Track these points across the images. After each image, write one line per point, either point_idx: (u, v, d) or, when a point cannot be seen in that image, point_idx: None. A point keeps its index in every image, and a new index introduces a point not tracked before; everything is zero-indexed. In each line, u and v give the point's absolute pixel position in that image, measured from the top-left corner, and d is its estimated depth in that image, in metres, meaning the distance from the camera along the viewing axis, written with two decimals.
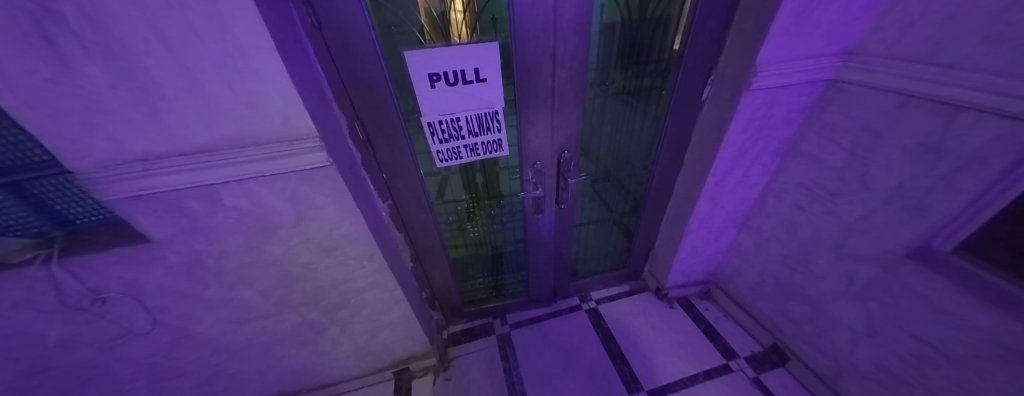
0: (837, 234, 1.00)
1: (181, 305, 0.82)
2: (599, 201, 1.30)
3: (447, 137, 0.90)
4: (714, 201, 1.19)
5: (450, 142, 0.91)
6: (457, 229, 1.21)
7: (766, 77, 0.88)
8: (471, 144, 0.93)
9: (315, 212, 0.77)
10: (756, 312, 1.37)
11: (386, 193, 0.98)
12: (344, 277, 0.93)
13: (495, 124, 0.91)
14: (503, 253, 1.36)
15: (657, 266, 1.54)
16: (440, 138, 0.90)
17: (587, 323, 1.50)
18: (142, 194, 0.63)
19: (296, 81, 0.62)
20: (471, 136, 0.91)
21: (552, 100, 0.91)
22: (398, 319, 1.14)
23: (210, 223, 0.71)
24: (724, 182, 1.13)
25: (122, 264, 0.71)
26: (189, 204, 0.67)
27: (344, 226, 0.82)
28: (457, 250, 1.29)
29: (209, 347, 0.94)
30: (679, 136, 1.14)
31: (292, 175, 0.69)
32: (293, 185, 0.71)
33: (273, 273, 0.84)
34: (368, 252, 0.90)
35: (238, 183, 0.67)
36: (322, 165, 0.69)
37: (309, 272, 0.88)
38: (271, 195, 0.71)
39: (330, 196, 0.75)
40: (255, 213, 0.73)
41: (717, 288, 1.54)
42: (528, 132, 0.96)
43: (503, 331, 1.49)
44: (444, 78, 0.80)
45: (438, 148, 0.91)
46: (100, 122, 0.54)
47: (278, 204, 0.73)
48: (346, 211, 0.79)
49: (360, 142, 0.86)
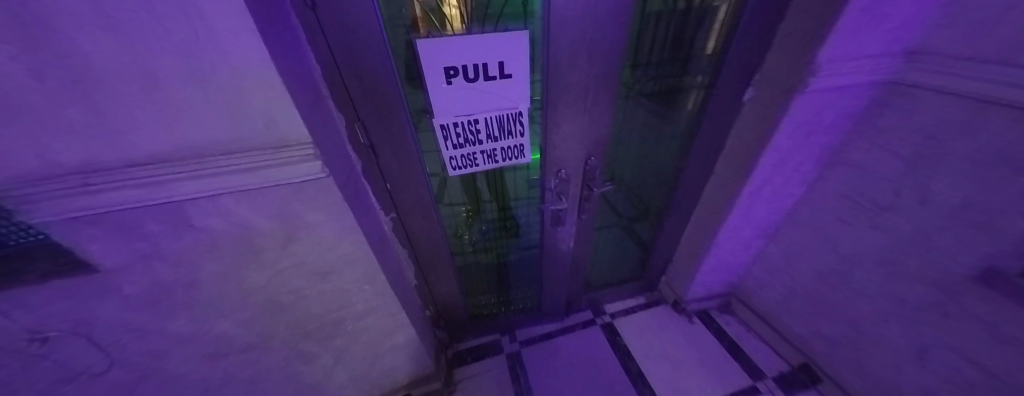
0: (885, 250, 0.92)
1: (144, 342, 0.68)
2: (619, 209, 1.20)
3: (462, 142, 0.78)
4: (747, 212, 1.10)
5: (465, 148, 0.79)
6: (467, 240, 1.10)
7: (822, 79, 0.79)
8: (489, 150, 0.81)
9: (307, 232, 0.64)
10: (782, 327, 1.29)
11: (389, 205, 0.86)
12: (341, 302, 0.80)
13: (516, 128, 0.80)
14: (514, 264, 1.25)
15: (676, 278, 1.45)
16: (455, 143, 0.78)
17: (602, 339, 1.40)
18: (85, 216, 0.49)
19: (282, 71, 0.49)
20: (489, 141, 0.80)
21: (583, 99, 0.80)
22: (400, 344, 1.01)
23: (179, 247, 0.58)
24: (761, 191, 1.05)
25: (62, 300, 0.57)
26: (151, 226, 0.54)
27: (343, 246, 0.70)
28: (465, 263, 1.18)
29: (179, 385, 0.80)
30: (712, 142, 1.04)
31: (281, 188, 0.56)
32: (281, 201, 0.58)
33: (257, 301, 0.71)
34: (369, 274, 0.78)
35: (210, 200, 0.54)
36: (317, 177, 0.57)
37: (300, 299, 0.75)
38: (253, 213, 0.58)
39: (325, 213, 0.63)
40: (233, 234, 0.60)
41: (737, 300, 1.46)
42: (553, 136, 0.84)
43: (512, 350, 1.38)
44: (463, 73, 0.68)
45: (450, 153, 0.79)
46: (19, 126, 0.40)
47: (263, 222, 0.60)
48: (346, 229, 0.67)
49: (361, 148, 0.73)
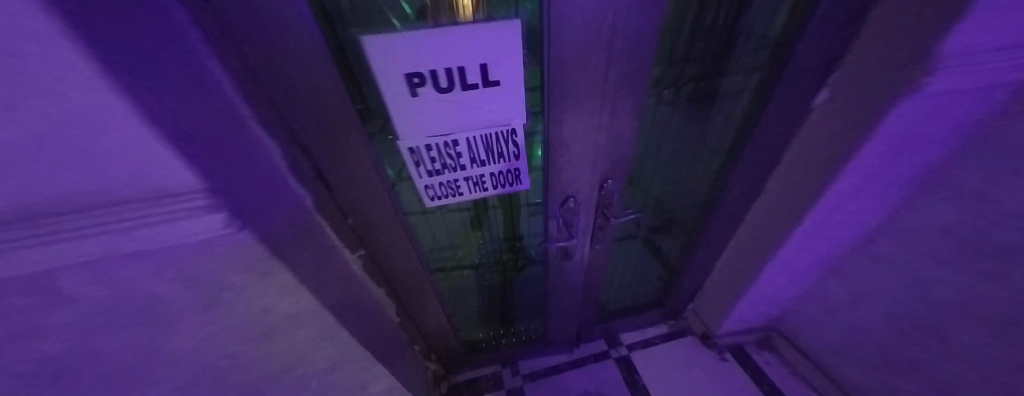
0: (1003, 309, 0.69)
1: None
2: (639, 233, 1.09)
3: (439, 168, 0.61)
4: (806, 244, 0.89)
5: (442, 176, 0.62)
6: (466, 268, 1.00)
7: (945, 78, 0.53)
8: (474, 177, 0.64)
9: (231, 294, 0.49)
10: (838, 373, 1.08)
11: (356, 242, 0.71)
12: (297, 362, 0.66)
13: (508, 149, 0.62)
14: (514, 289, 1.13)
15: (706, 309, 1.24)
16: (429, 169, 0.61)
17: (618, 377, 1.22)
18: None
19: (165, 93, 0.32)
20: (474, 166, 0.63)
21: (597, 111, 0.61)
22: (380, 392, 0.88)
23: (48, 326, 0.43)
24: (828, 221, 0.82)
25: None
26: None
27: (283, 305, 0.55)
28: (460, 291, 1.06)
29: None
30: (761, 155, 0.83)
31: (179, 247, 0.41)
32: (185, 260, 0.43)
33: (182, 373, 0.57)
34: (327, 331, 0.64)
35: (80, 269, 0.39)
36: (226, 232, 0.42)
37: (240, 365, 0.60)
38: (150, 278, 0.43)
39: (250, 273, 0.48)
40: (129, 305, 0.45)
41: (780, 336, 1.24)
42: (556, 158, 0.66)
43: (514, 386, 1.22)
44: (431, 81, 0.50)
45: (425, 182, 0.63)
46: None
47: (166, 288, 0.45)
48: (285, 287, 0.53)
49: (311, 182, 0.57)
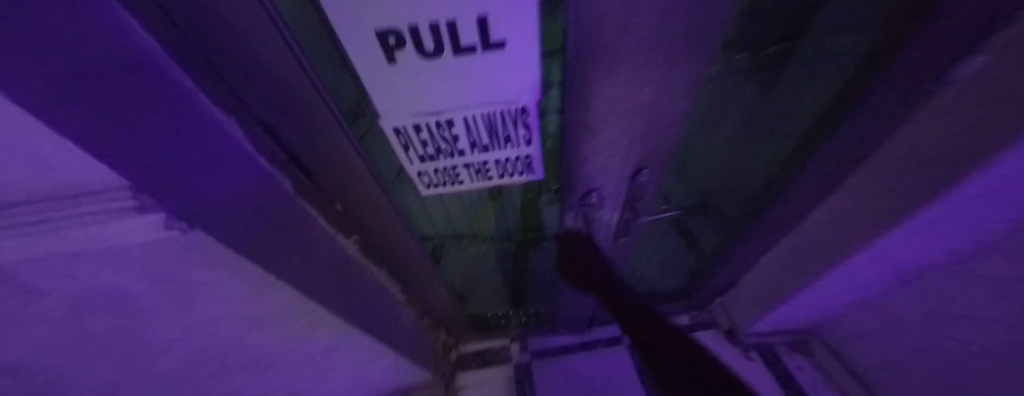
0: None
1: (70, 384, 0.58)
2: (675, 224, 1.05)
3: (434, 153, 0.57)
4: (869, 267, 0.67)
5: (437, 161, 0.59)
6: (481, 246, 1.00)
7: None
8: (473, 164, 0.61)
9: (209, 288, 0.45)
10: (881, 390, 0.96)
11: (346, 225, 0.67)
12: (300, 339, 0.66)
13: (515, 132, 0.54)
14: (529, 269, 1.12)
15: (738, 305, 1.13)
16: (422, 153, 0.57)
17: (629, 365, 1.18)
18: None
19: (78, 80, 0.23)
20: (477, 152, 0.58)
21: (635, 83, 0.45)
22: (390, 362, 0.90)
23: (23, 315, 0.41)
24: (904, 248, 0.58)
25: None
26: None
27: (269, 297, 0.51)
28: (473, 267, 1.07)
29: None
30: (845, 149, 0.61)
31: (125, 247, 0.36)
32: (138, 261, 0.39)
33: (183, 350, 0.57)
34: (324, 317, 0.61)
35: (32, 264, 0.35)
36: (171, 233, 0.34)
37: (239, 345, 0.60)
38: (112, 272, 0.39)
39: (228, 266, 0.44)
40: (100, 296, 0.42)
41: (818, 340, 1.13)
42: (581, 147, 0.54)
43: (521, 361, 1.23)
44: (412, 40, 0.38)
45: (418, 169, 0.61)
46: None
47: (131, 282, 0.41)
48: (265, 283, 0.48)
49: (284, 164, 0.50)
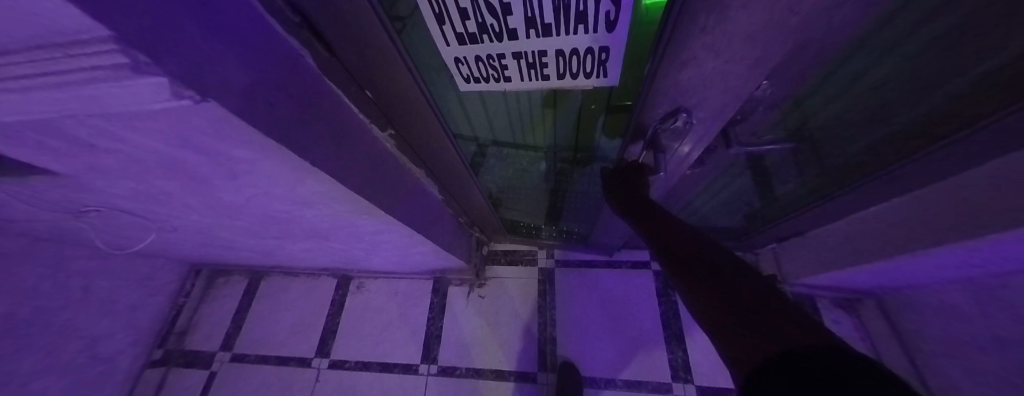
0: None
1: (181, 221, 0.72)
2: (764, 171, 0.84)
3: (476, 31, 0.45)
4: None
5: (480, 44, 0.48)
6: (519, 159, 0.92)
7: None
8: (528, 54, 0.50)
9: (246, 166, 0.45)
10: (926, 362, 0.91)
11: (382, 119, 0.60)
12: (346, 224, 0.70)
13: (593, 9, 0.40)
14: (566, 190, 1.06)
15: (798, 254, 1.03)
16: (461, 30, 0.46)
17: (650, 287, 1.22)
18: None
19: None
20: (536, 37, 0.45)
21: None
22: (428, 250, 0.99)
23: (109, 164, 0.45)
24: None
25: (61, 189, 0.54)
26: (53, 143, 0.40)
27: (311, 184, 0.51)
28: (508, 179, 1.04)
29: (245, 244, 0.92)
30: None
31: (155, 117, 0.33)
32: (179, 134, 0.37)
33: (253, 214, 0.64)
34: (365, 208, 0.63)
35: (76, 121, 0.35)
36: (180, 104, 0.30)
37: (297, 218, 0.66)
38: (152, 140, 0.38)
39: (253, 151, 0.41)
40: (158, 160, 0.43)
41: (875, 303, 1.04)
42: (691, 43, 0.38)
43: (546, 266, 1.32)
44: None
45: (457, 53, 0.51)
46: None
47: (179, 152, 0.41)
48: (304, 169, 0.46)
49: (300, 32, 0.40)
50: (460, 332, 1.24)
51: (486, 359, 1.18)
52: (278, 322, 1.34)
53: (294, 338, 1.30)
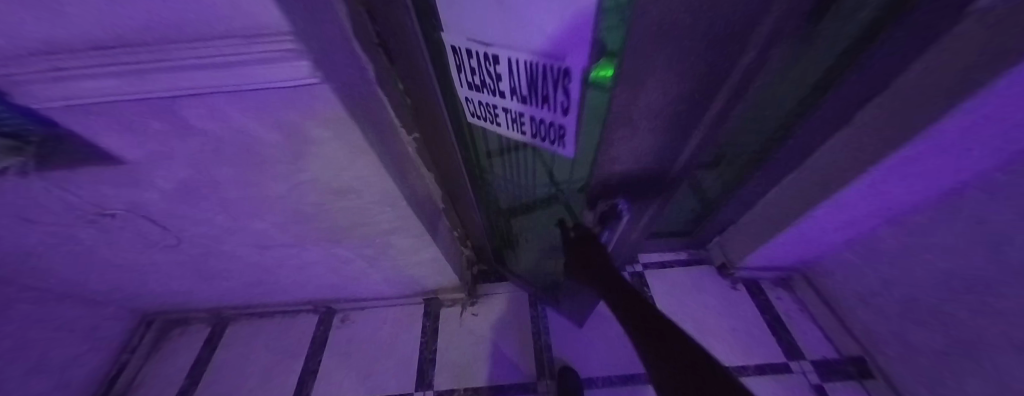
0: None
1: (197, 227, 0.75)
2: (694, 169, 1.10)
3: (477, 83, 0.59)
4: (880, 189, 0.79)
5: (479, 94, 0.62)
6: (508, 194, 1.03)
7: None
8: (511, 112, 0.63)
9: (313, 147, 0.57)
10: (852, 320, 1.11)
11: (409, 123, 0.75)
12: (366, 220, 0.79)
13: (555, 93, 0.55)
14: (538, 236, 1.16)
15: (736, 241, 1.26)
16: (469, 80, 0.59)
17: None
18: (66, 103, 0.42)
19: None
20: (517, 100, 0.59)
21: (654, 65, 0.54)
22: (428, 259, 1.06)
23: (185, 149, 0.54)
24: (905, 171, 0.73)
25: (106, 183, 0.59)
26: (153, 124, 0.48)
27: (358, 167, 0.63)
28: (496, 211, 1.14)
29: (242, 262, 0.93)
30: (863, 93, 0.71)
31: (270, 94, 0.45)
32: (278, 113, 0.49)
33: (283, 209, 0.71)
34: (390, 198, 0.73)
35: (200, 99, 0.45)
36: (313, 81, 0.43)
37: (323, 212, 0.74)
38: (251, 119, 0.50)
39: (329, 129, 0.53)
40: (238, 142, 0.54)
41: (803, 279, 1.27)
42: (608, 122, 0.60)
43: None
44: None
45: (466, 94, 0.64)
46: None
47: (264, 133, 0.52)
48: (358, 150, 0.59)
49: (370, 44, 0.56)
50: (456, 353, 1.22)
51: (484, 376, 1.17)
52: (248, 367, 1.21)
53: (268, 383, 1.17)
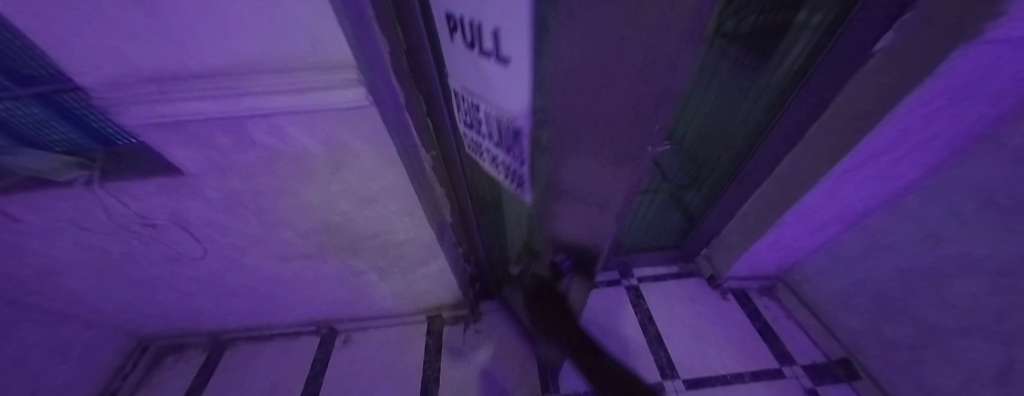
0: (993, 261, 0.74)
1: (227, 237, 0.82)
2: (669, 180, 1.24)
3: (470, 124, 0.62)
4: (833, 195, 0.93)
5: (473, 135, 0.64)
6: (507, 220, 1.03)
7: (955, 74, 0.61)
8: (490, 158, 0.63)
9: (353, 158, 0.67)
10: (835, 323, 1.19)
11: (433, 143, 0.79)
12: (385, 229, 0.88)
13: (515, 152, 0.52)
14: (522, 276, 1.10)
15: (720, 252, 1.37)
16: (466, 120, 0.63)
17: (626, 300, 1.42)
18: (161, 120, 0.54)
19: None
20: (491, 148, 0.59)
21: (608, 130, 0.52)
22: (435, 272, 1.13)
23: (242, 160, 0.64)
24: (849, 179, 0.88)
25: (161, 193, 0.68)
26: (219, 138, 0.59)
27: (386, 177, 0.73)
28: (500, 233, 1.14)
29: (258, 276, 0.98)
30: (801, 116, 0.90)
31: (324, 114, 0.57)
32: (326, 130, 0.60)
33: (313, 218, 0.80)
34: (409, 208, 0.83)
35: (266, 118, 0.56)
36: (361, 104, 0.56)
37: (347, 220, 0.82)
38: (305, 135, 0.60)
39: (368, 143, 0.64)
40: (289, 155, 0.64)
41: (785, 286, 1.36)
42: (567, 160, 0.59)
43: None
44: (462, 31, 0.42)
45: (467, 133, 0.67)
46: (68, 21, 0.40)
47: (314, 147, 0.63)
48: (388, 161, 0.69)
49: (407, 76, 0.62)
50: (459, 372, 1.22)
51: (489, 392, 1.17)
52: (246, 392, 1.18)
53: None
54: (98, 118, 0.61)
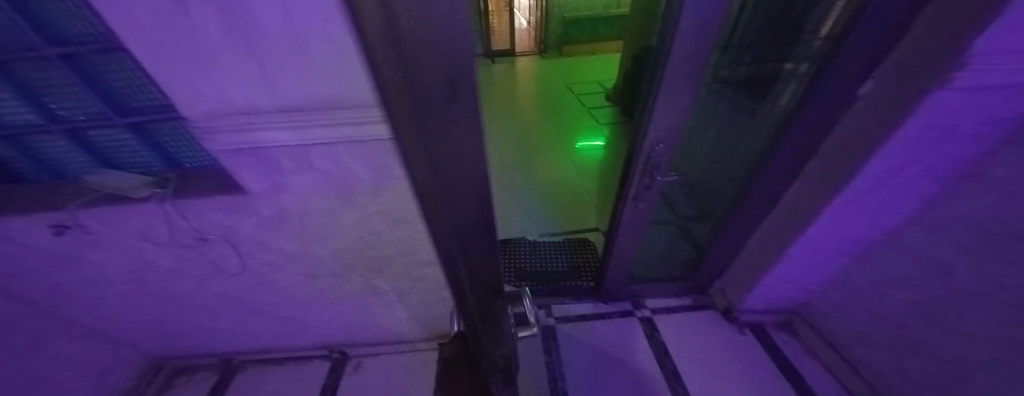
0: (1001, 293, 0.75)
1: (266, 254, 0.89)
2: (678, 211, 1.31)
3: None
4: (837, 226, 0.97)
5: None
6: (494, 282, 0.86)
7: (915, 126, 0.72)
8: None
9: (393, 183, 0.75)
10: (857, 360, 1.16)
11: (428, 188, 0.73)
12: (410, 250, 0.93)
13: None
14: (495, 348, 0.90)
15: (732, 284, 1.36)
16: None
17: (639, 332, 1.40)
18: (240, 147, 0.63)
19: None
20: None
21: None
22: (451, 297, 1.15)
23: (297, 182, 0.72)
24: (849, 211, 0.93)
25: (220, 211, 0.76)
26: (285, 163, 0.68)
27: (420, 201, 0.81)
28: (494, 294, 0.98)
29: (285, 294, 1.03)
30: (797, 152, 0.97)
31: (376, 144, 0.66)
32: (375, 158, 0.69)
33: (347, 237, 0.86)
34: None
35: (327, 147, 0.66)
36: None
37: (377, 240, 0.88)
38: (356, 161, 0.69)
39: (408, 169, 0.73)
40: (339, 178, 0.72)
41: (802, 321, 1.34)
42: None
43: (547, 324, 1.44)
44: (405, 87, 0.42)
45: None
46: (199, 68, 0.52)
47: (361, 171, 0.71)
48: None
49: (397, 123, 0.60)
50: None
51: None
52: None
53: None
54: (167, 138, 0.69)
